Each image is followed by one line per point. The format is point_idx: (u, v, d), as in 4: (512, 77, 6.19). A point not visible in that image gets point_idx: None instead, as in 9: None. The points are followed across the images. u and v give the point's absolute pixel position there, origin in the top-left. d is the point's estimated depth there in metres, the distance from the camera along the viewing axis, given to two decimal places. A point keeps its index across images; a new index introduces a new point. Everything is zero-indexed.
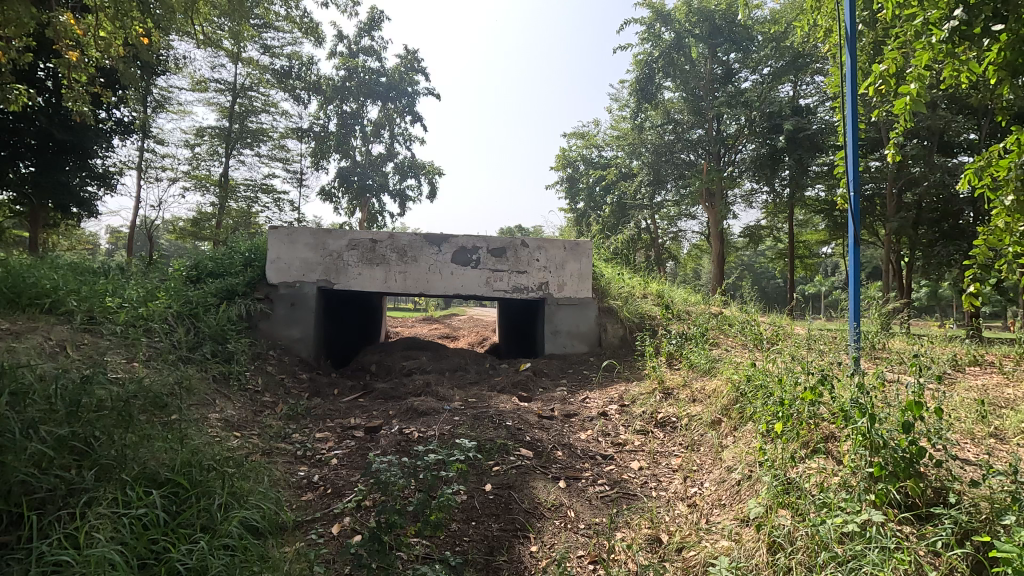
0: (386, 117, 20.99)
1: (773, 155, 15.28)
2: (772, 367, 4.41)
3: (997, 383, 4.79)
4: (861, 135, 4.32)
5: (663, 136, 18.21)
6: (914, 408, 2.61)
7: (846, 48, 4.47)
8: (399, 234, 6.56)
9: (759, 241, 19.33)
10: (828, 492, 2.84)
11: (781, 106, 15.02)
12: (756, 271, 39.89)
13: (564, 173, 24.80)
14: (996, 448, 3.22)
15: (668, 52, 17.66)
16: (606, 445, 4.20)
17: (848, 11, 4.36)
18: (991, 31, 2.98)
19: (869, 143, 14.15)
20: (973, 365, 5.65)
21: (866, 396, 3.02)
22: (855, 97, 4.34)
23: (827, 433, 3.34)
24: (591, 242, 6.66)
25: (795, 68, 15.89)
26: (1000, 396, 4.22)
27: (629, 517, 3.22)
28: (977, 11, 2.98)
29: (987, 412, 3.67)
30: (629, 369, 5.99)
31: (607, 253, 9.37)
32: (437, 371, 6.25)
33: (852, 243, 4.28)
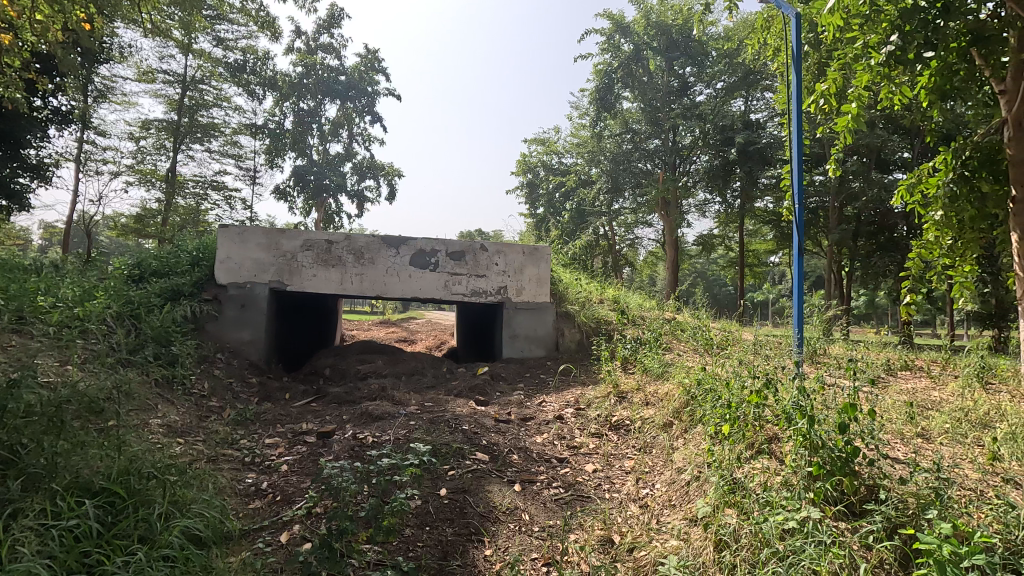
0: (345, 117, 20.63)
1: (725, 167, 15.81)
2: (721, 371, 4.57)
3: (926, 386, 5.12)
4: (807, 150, 4.52)
5: (622, 144, 18.73)
6: (849, 409, 2.79)
7: (794, 67, 4.68)
8: (356, 236, 6.44)
9: (711, 250, 19.98)
10: (771, 491, 2.96)
11: (732, 119, 15.60)
12: (708, 278, 41.29)
13: (524, 179, 24.92)
14: (922, 446, 3.45)
15: (627, 63, 18.14)
16: (562, 448, 4.25)
17: (795, 32, 4.59)
18: (922, 57, 3.54)
19: (813, 158, 14.85)
20: (906, 370, 5.99)
21: (807, 398, 3.17)
22: (801, 114, 4.57)
23: (771, 434, 3.48)
24: (550, 247, 6.74)
25: (747, 84, 16.60)
26: (928, 399, 4.51)
27: (582, 519, 3.26)
28: (910, 38, 3.52)
29: (915, 413, 3.92)
30: (585, 373, 6.07)
31: (565, 259, 9.46)
32: (393, 375, 6.17)
33: (797, 252, 4.49)
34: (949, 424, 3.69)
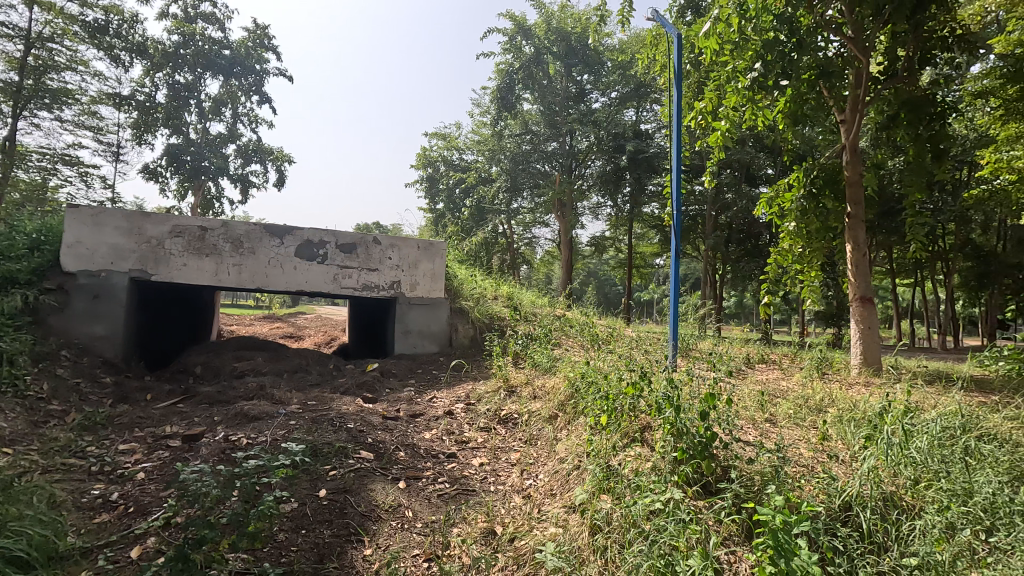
0: (229, 94, 19.02)
1: (617, 172, 16.72)
2: (603, 365, 4.83)
3: (777, 377, 5.77)
4: (685, 161, 4.89)
5: (521, 145, 19.11)
6: (709, 399, 3.08)
7: (676, 85, 5.07)
8: (235, 223, 5.97)
9: (603, 251, 21.01)
10: (641, 475, 3.18)
11: (624, 128, 16.55)
12: (600, 278, 43.40)
13: (424, 173, 24.57)
14: (768, 429, 3.89)
15: (528, 66, 18.51)
16: (450, 443, 4.25)
17: (678, 52, 4.97)
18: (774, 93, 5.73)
19: (693, 170, 16.15)
20: (761, 363, 6.72)
21: (675, 389, 3.45)
22: (681, 127, 4.95)
23: (644, 423, 3.74)
24: (445, 242, 6.71)
25: (638, 96, 17.66)
26: (776, 388, 5.10)
27: (466, 512, 3.29)
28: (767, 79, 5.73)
29: (765, 401, 4.42)
30: (477, 368, 6.12)
31: (462, 254, 9.46)
32: (274, 373, 5.81)
33: (674, 255, 4.86)
34: (791, 410, 4.21)
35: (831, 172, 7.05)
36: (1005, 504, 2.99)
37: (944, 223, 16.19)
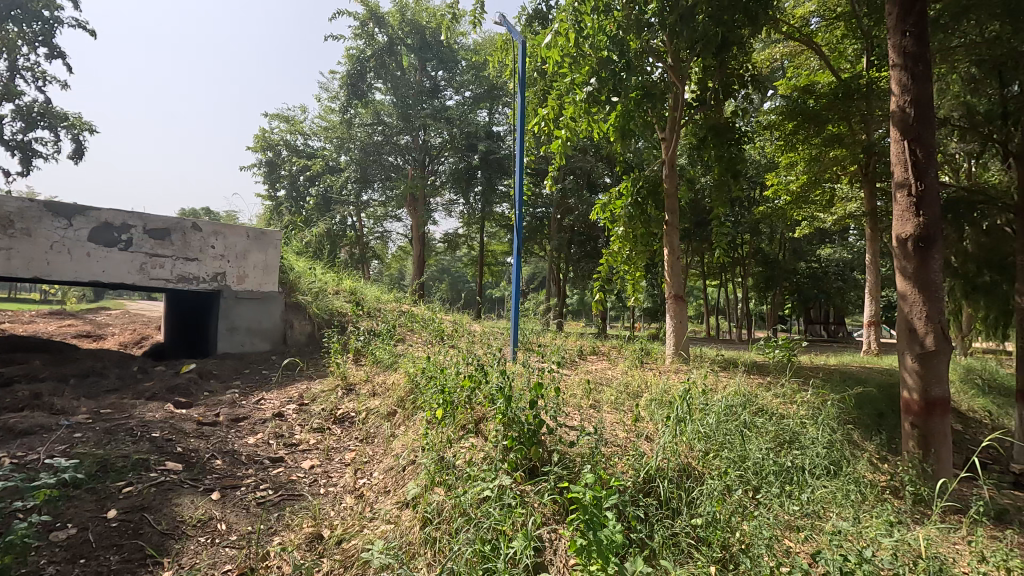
0: (3, 42, 15.51)
1: (469, 170, 17.12)
2: (444, 359, 4.87)
3: (603, 367, 6.33)
4: (528, 164, 5.28)
5: (373, 135, 18.48)
6: (538, 388, 3.26)
7: (520, 91, 5.39)
8: (2, 198, 4.93)
9: (455, 248, 21.20)
10: (473, 465, 3.27)
11: (476, 128, 16.98)
12: (453, 275, 43.77)
13: (263, 156, 22.52)
14: (591, 414, 4.25)
15: (380, 54, 17.90)
16: (278, 446, 3.96)
17: (522, 61, 5.31)
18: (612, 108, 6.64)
19: (538, 173, 17.07)
20: (592, 355, 7.32)
21: (507, 380, 3.60)
22: (524, 130, 5.32)
23: (479, 415, 3.86)
24: (280, 232, 6.21)
25: (490, 97, 18.16)
26: (602, 377, 5.59)
27: (290, 519, 3.09)
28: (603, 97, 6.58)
29: (590, 390, 4.82)
30: (314, 367, 5.78)
31: (301, 246, 8.85)
32: (57, 379, 4.90)
33: (517, 252, 5.26)
34: (610, 396, 4.66)
35: (654, 184, 7.92)
36: (766, 466, 3.63)
37: (741, 233, 19.12)
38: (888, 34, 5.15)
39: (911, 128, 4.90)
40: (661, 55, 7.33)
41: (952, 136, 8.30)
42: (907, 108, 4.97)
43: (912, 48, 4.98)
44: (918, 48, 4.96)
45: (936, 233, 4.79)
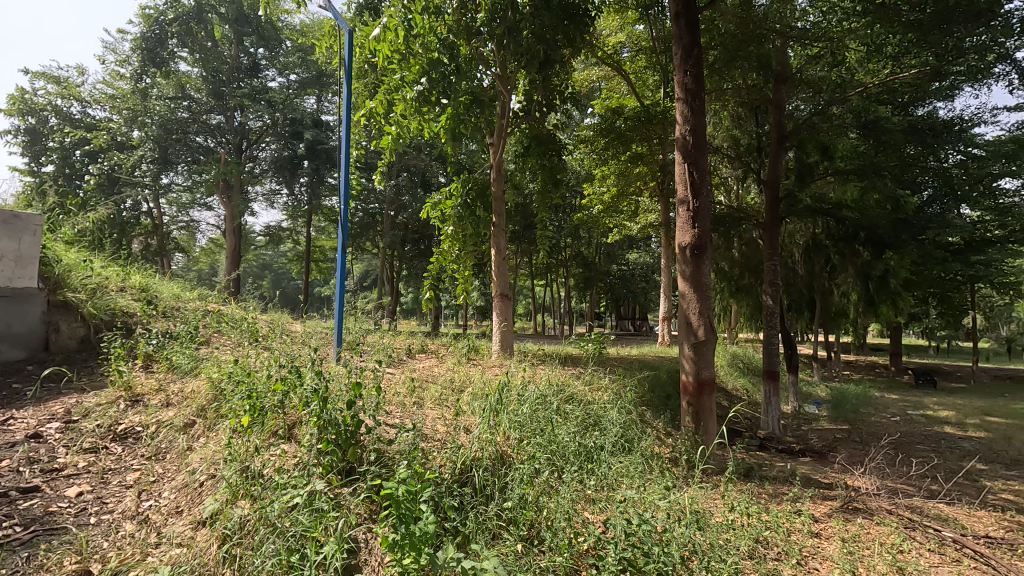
0: None
1: (293, 159, 16.20)
2: (256, 363, 4.49)
3: (431, 364, 6.40)
4: (352, 157, 5.24)
5: (176, 111, 16.16)
6: (356, 387, 3.18)
7: (346, 80, 5.23)
8: None
9: (277, 242, 19.58)
10: (284, 472, 3.08)
11: (302, 115, 16.03)
12: (275, 271, 40.34)
13: (21, 122, 18.27)
14: (415, 412, 4.30)
15: (185, 19, 15.64)
16: (31, 474, 3.28)
17: (348, 50, 5.17)
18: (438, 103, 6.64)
19: (367, 167, 16.70)
20: (421, 352, 7.36)
21: (324, 381, 3.45)
22: (349, 122, 5.22)
23: (293, 420, 3.64)
24: (42, 216, 4.95)
25: (319, 84, 17.28)
26: (428, 374, 5.67)
27: (45, 558, 2.59)
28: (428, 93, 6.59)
29: (415, 388, 4.87)
30: (88, 377, 4.90)
31: (73, 234, 7.41)
32: None
33: (341, 249, 5.22)
34: (434, 393, 4.75)
35: (482, 186, 8.21)
36: (571, 448, 4.02)
37: (564, 237, 20.74)
38: (674, 71, 6.02)
39: (690, 153, 5.82)
40: (489, 64, 7.62)
41: (723, 163, 10.01)
42: (687, 135, 5.88)
43: (691, 85, 5.90)
44: (696, 86, 5.89)
45: (707, 242, 5.74)
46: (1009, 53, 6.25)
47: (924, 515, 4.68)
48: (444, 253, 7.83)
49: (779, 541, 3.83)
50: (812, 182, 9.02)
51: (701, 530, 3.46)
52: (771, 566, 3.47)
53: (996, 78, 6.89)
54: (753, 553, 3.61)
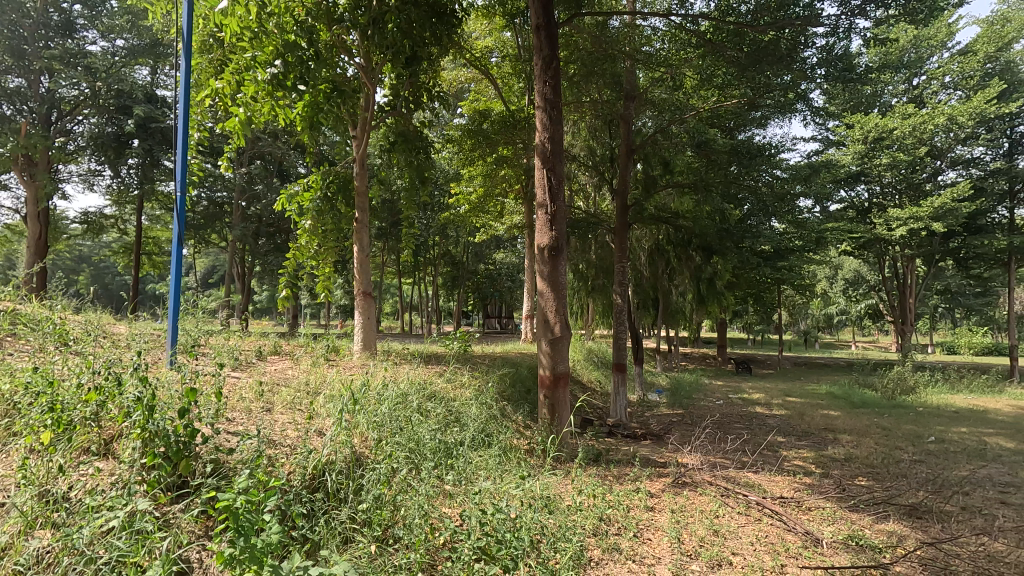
0: None
1: (119, 137, 14.20)
2: (65, 370, 3.88)
3: (285, 366, 6.04)
4: (190, 139, 4.74)
5: None
6: (190, 393, 2.88)
7: (183, 51, 4.69)
8: None
9: (99, 232, 16.97)
10: (98, 493, 2.70)
11: (132, 87, 14.06)
12: (96, 265, 34.87)
13: None
14: (263, 417, 4.02)
15: None
16: None
17: (186, 19, 4.64)
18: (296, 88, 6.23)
19: (212, 151, 15.19)
20: (274, 353, 6.89)
21: (152, 388, 3.08)
22: (188, 99, 4.70)
23: (112, 433, 3.20)
24: None
25: (153, 55, 14.92)
26: (281, 377, 5.34)
27: None
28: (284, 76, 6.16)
29: (265, 392, 4.56)
30: None
31: None
32: None
33: (177, 242, 4.67)
34: (286, 397, 4.48)
35: (343, 180, 7.87)
36: (429, 445, 4.05)
37: (432, 235, 20.67)
38: (535, 80, 6.30)
39: (549, 160, 6.14)
40: (353, 53, 7.32)
41: (580, 171, 10.71)
42: (546, 142, 6.20)
43: (550, 96, 6.23)
44: (554, 96, 6.23)
45: (563, 244, 6.11)
46: (803, 93, 7.50)
47: (735, 483, 5.47)
48: (301, 249, 7.39)
49: (619, 517, 4.23)
50: (655, 192, 10.01)
51: (551, 513, 3.70)
52: (611, 540, 3.82)
53: (795, 113, 8.22)
54: (597, 530, 3.95)
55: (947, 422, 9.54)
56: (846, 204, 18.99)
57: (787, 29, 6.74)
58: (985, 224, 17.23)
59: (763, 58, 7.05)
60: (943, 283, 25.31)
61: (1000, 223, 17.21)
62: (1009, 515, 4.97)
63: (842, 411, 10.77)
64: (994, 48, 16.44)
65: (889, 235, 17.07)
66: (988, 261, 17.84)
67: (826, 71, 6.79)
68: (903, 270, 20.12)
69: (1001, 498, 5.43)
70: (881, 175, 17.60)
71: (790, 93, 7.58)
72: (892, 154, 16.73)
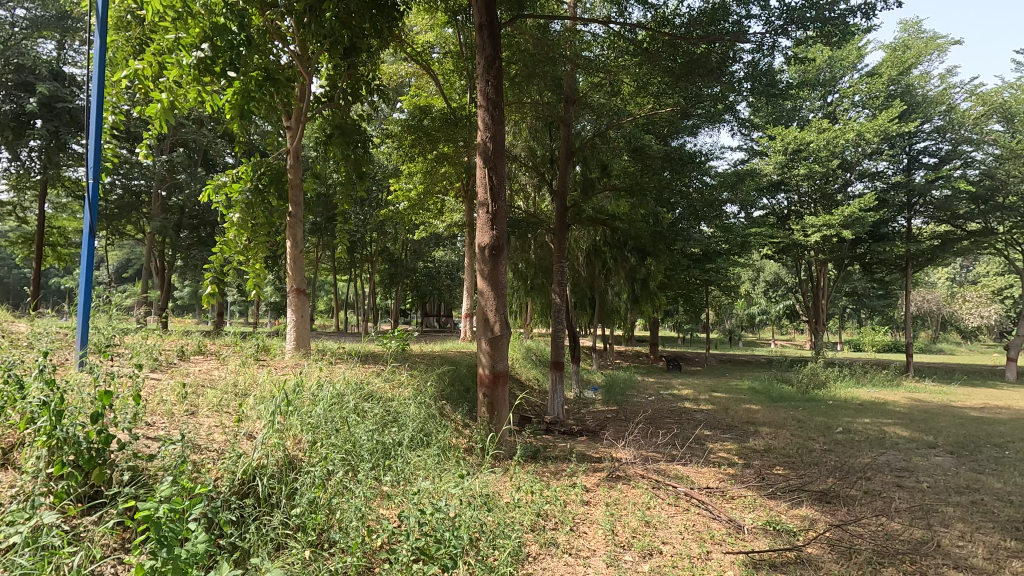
0: None
1: (19, 117, 12.78)
2: None
3: (211, 367, 5.74)
4: (105, 119, 4.38)
5: None
6: (103, 397, 2.68)
7: (97, 25, 4.34)
8: None
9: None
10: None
11: (34, 62, 12.77)
12: None
13: None
14: (186, 420, 3.80)
15: None
16: None
17: None
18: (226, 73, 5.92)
19: (128, 136, 14.15)
20: (198, 354, 6.51)
21: (57, 392, 2.84)
22: (102, 78, 4.35)
23: (9, 442, 2.92)
24: None
25: (61, 28, 13.86)
26: (207, 377, 5.08)
27: None
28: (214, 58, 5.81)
29: (190, 393, 4.33)
30: None
31: None
32: None
33: (87, 234, 4.32)
34: (212, 399, 4.26)
35: (276, 172, 7.54)
36: (366, 446, 3.97)
37: (369, 232, 20.23)
38: (477, 79, 6.30)
39: (491, 159, 6.16)
40: (287, 40, 7.05)
41: (520, 171, 10.80)
42: (488, 142, 6.22)
43: (493, 96, 6.25)
44: (496, 96, 6.25)
45: (504, 243, 6.14)
46: (730, 105, 7.93)
47: (666, 476, 5.71)
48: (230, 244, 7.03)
49: (556, 512, 4.33)
50: (593, 195, 10.25)
51: (490, 511, 3.74)
52: (548, 535, 3.91)
53: (724, 123, 8.67)
54: (535, 525, 4.03)
55: (853, 414, 10.40)
56: (768, 211, 20.24)
57: (717, 44, 7.11)
58: (887, 233, 18.87)
59: (695, 69, 7.40)
60: (851, 287, 27.52)
61: (899, 232, 18.89)
62: (904, 497, 5.49)
63: (762, 405, 11.48)
64: (896, 72, 18.04)
65: (804, 240, 18.34)
66: (890, 267, 19.52)
67: (752, 85, 7.20)
68: (817, 273, 21.67)
69: (897, 482, 5.99)
70: (799, 184, 18.93)
71: (719, 104, 7.99)
72: (808, 165, 18.05)
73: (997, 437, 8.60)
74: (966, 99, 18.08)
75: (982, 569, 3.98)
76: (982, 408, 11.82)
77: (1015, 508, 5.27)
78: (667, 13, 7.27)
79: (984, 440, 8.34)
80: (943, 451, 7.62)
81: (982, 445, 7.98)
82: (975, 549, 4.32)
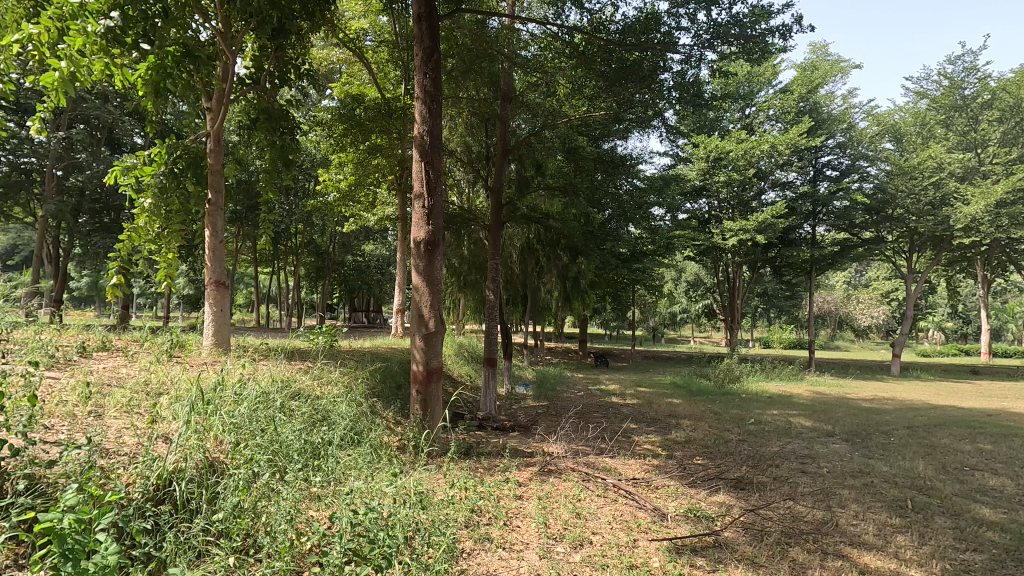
0: None
1: None
2: None
3: (117, 364, 5.30)
4: None
5: None
6: None
7: None
8: None
9: None
10: None
11: None
12: None
13: None
14: (89, 423, 3.48)
15: None
16: None
17: None
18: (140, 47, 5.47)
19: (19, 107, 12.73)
20: (102, 350, 5.96)
21: None
22: None
23: None
24: None
25: None
26: (114, 375, 4.69)
27: None
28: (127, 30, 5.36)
29: (96, 393, 3.99)
30: None
31: None
32: None
33: None
34: (121, 399, 3.92)
35: (194, 155, 7.05)
36: (294, 447, 3.81)
37: (294, 223, 19.38)
38: (415, 71, 6.17)
39: (427, 153, 6.05)
40: (208, 15, 6.57)
41: (456, 165, 10.73)
42: (425, 136, 6.09)
43: (430, 89, 6.13)
44: (435, 90, 6.15)
45: (439, 239, 6.05)
46: (660, 112, 8.29)
47: (595, 468, 5.90)
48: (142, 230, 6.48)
49: (489, 507, 4.38)
50: (527, 193, 10.38)
51: (424, 509, 3.69)
52: (482, 531, 3.93)
53: (653, 129, 9.00)
54: (468, 521, 4.05)
55: (763, 406, 11.17)
56: (691, 215, 21.31)
57: (649, 52, 7.35)
58: (795, 238, 20.37)
59: (628, 75, 7.63)
60: (762, 288, 29.55)
61: (806, 238, 20.44)
62: (807, 481, 5.98)
63: (683, 399, 12.05)
64: (807, 90, 19.34)
65: (723, 243, 19.62)
66: (797, 270, 21.09)
67: (679, 94, 7.51)
68: (733, 275, 23.01)
69: (801, 468, 6.51)
70: (719, 191, 20.13)
71: (649, 110, 8.33)
72: (727, 173, 19.22)
73: (884, 426, 9.52)
74: (864, 119, 19.91)
75: (872, 544, 4.41)
76: (871, 400, 13.07)
77: (899, 489, 5.87)
78: (603, 19, 7.46)
79: (874, 428, 9.23)
80: (840, 438, 8.37)
81: (872, 433, 8.83)
82: (866, 526, 4.77)
